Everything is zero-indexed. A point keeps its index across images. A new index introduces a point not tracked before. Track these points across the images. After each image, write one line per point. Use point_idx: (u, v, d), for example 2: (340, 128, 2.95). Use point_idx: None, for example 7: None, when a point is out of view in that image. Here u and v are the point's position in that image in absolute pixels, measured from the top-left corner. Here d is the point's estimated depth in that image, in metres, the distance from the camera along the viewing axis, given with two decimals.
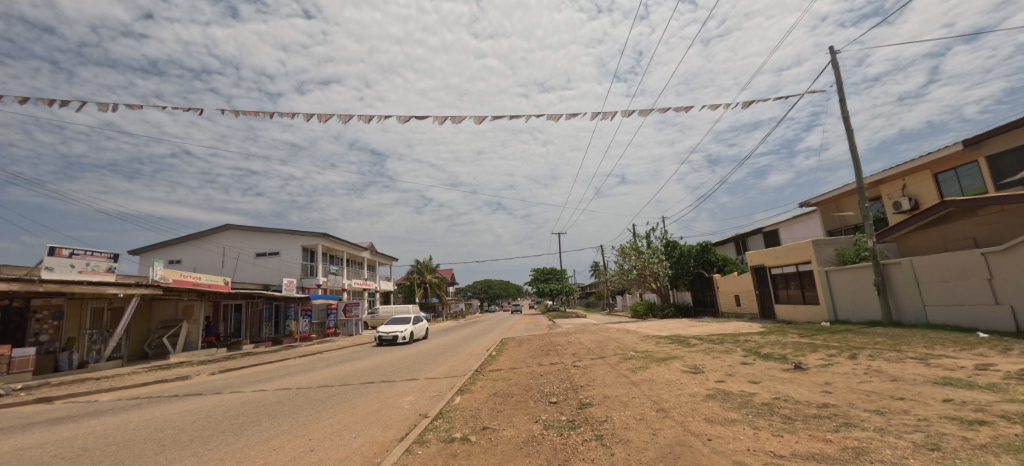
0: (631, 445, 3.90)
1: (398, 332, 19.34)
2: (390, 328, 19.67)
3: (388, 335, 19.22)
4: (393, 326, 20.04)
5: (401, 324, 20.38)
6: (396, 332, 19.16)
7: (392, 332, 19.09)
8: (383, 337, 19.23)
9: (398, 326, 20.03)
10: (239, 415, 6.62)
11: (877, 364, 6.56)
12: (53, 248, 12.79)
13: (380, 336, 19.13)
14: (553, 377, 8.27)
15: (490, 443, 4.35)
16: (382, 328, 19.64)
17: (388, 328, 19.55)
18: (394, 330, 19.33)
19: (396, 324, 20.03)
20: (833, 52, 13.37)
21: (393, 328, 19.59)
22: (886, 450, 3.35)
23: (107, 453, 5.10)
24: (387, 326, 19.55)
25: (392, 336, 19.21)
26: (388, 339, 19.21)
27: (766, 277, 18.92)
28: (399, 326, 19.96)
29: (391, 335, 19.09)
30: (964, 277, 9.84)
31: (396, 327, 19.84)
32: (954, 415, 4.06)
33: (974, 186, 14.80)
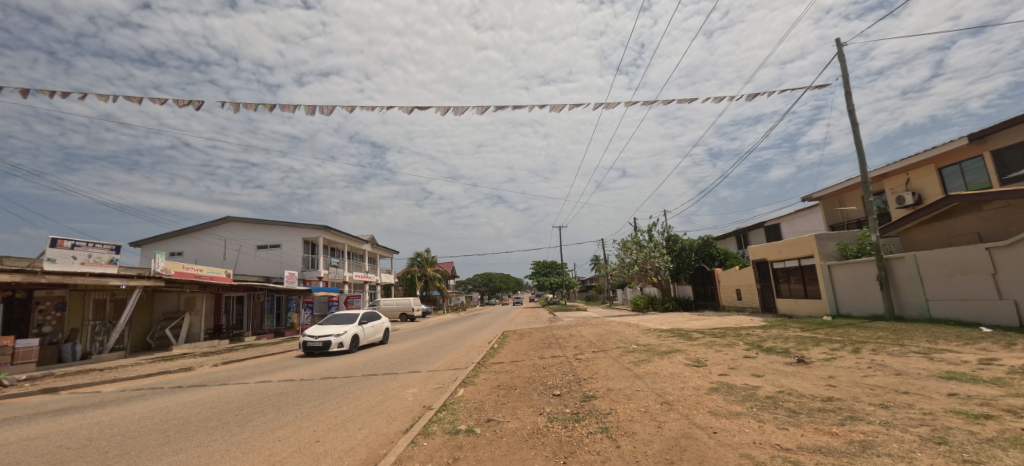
0: (637, 437, 3.90)
1: (332, 337, 13.43)
2: (323, 329, 13.78)
3: (318, 340, 13.35)
4: (327, 328, 14.09)
5: (340, 324, 14.46)
6: (328, 335, 13.40)
7: (324, 336, 13.25)
8: (310, 343, 13.34)
9: (334, 328, 13.89)
10: (244, 406, 6.66)
11: (881, 358, 6.52)
12: (55, 239, 12.78)
13: (306, 342, 13.30)
14: (556, 369, 8.28)
15: (496, 435, 4.37)
16: (312, 331, 13.73)
17: (318, 331, 13.67)
18: (327, 332, 13.48)
19: (333, 325, 14.11)
20: (841, 45, 13.11)
21: (325, 331, 13.64)
22: (893, 444, 3.35)
23: (113, 443, 5.14)
24: (319, 328, 13.81)
25: (323, 342, 13.33)
26: (316, 346, 13.33)
27: (768, 272, 18.88)
28: (335, 328, 13.97)
29: (321, 341, 13.29)
30: (968, 272, 9.83)
31: (330, 329, 13.81)
32: (962, 409, 4.05)
33: (978, 180, 14.71)
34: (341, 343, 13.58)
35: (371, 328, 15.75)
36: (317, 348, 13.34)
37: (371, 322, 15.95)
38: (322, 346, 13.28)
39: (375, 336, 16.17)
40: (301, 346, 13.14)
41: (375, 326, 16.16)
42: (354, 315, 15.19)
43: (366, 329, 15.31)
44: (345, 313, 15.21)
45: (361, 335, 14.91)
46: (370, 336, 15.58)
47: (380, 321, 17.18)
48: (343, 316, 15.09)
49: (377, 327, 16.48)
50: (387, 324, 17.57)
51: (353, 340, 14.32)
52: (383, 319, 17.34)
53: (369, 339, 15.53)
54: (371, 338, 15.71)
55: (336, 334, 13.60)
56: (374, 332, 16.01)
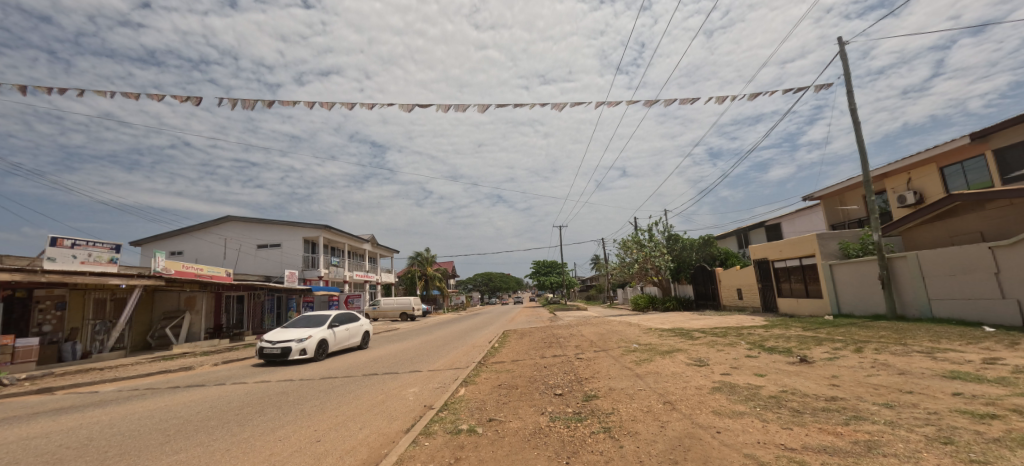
0: (640, 438, 3.87)
1: (294, 342, 11.25)
2: (284, 332, 11.65)
3: (276, 346, 11.15)
4: (290, 332, 11.94)
5: (306, 327, 12.28)
6: (289, 340, 11.23)
7: (283, 341, 11.10)
8: (267, 350, 11.17)
9: (297, 332, 11.71)
10: (244, 406, 6.63)
11: (883, 358, 6.49)
12: (54, 238, 12.73)
13: (263, 348, 11.11)
14: (557, 369, 8.26)
15: (497, 435, 4.34)
16: (271, 336, 11.53)
17: (278, 335, 11.49)
18: (288, 337, 11.31)
19: (297, 329, 11.93)
20: (842, 44, 13.04)
21: (285, 336, 11.42)
22: (898, 444, 3.32)
23: (113, 442, 5.13)
24: (280, 332, 11.65)
25: (282, 349, 11.14)
26: (275, 352, 11.14)
27: (769, 271, 18.84)
28: (298, 332, 11.81)
29: (280, 347, 11.12)
30: (970, 270, 9.80)
31: (292, 333, 11.61)
32: (967, 409, 4.03)
33: (980, 180, 14.67)
34: (304, 350, 11.37)
35: (343, 332, 13.59)
36: (276, 355, 11.18)
37: (343, 325, 13.81)
38: (281, 353, 11.10)
39: (349, 341, 14.01)
40: (256, 354, 10.97)
41: (349, 329, 13.99)
42: (324, 317, 13.15)
43: (337, 333, 13.18)
44: (315, 315, 13.23)
45: (332, 339, 12.73)
46: (343, 341, 13.47)
47: (358, 323, 15.03)
48: (312, 318, 13.08)
49: (353, 330, 14.37)
50: (367, 325, 15.43)
51: (320, 346, 12.10)
52: (362, 319, 15.23)
53: (340, 344, 13.39)
54: (343, 344, 13.54)
55: (298, 339, 11.39)
56: (347, 336, 13.85)
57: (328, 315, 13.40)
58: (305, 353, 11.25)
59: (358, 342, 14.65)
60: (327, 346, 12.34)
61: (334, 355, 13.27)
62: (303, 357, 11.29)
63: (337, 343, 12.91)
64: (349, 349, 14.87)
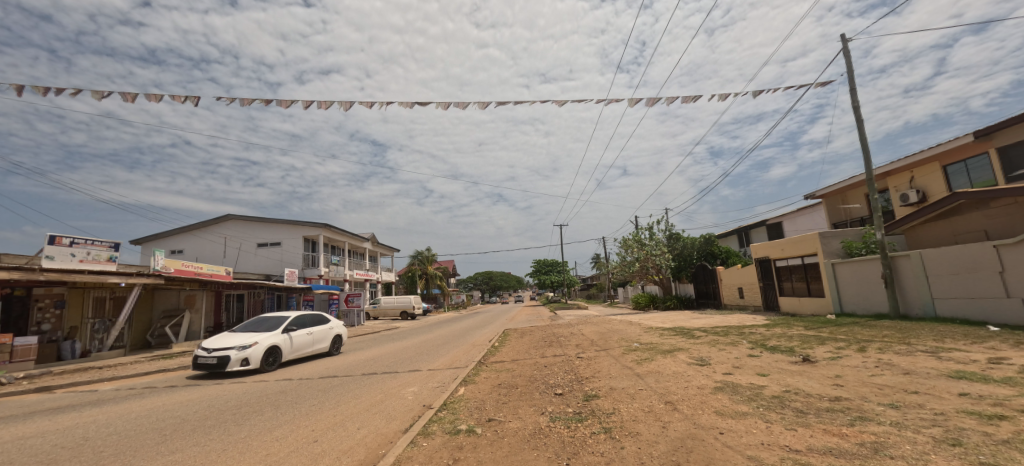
0: (641, 438, 3.81)
1: (233, 350, 9.26)
2: (226, 338, 9.74)
3: (214, 356, 9.20)
4: (237, 337, 9.97)
5: (254, 333, 10.24)
6: (228, 348, 9.26)
7: (221, 349, 9.14)
8: (205, 360, 9.26)
9: (240, 338, 9.73)
10: (241, 406, 6.57)
11: (888, 358, 6.40)
12: (53, 237, 12.65)
13: (199, 358, 9.21)
14: (557, 368, 8.19)
15: (497, 435, 4.28)
16: (212, 343, 9.61)
17: (220, 342, 9.55)
18: (228, 344, 9.35)
19: (243, 335, 9.93)
20: (845, 41, 12.95)
21: (226, 343, 9.47)
22: (906, 446, 3.25)
23: (108, 443, 5.07)
24: (223, 338, 9.71)
25: (219, 359, 9.17)
26: (214, 363, 9.24)
27: (771, 270, 18.75)
28: (244, 338, 9.81)
29: (217, 357, 9.15)
30: (975, 269, 9.70)
31: (234, 340, 9.66)
32: (974, 409, 3.96)
33: (984, 178, 14.56)
34: (247, 359, 9.36)
35: (303, 336, 11.44)
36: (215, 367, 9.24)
37: (305, 328, 11.67)
38: (218, 364, 9.15)
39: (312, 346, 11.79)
40: (192, 365, 9.10)
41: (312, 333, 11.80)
42: (281, 319, 11.09)
43: (295, 339, 11.05)
44: (272, 317, 11.20)
45: (287, 346, 10.65)
46: (305, 347, 11.33)
47: (326, 324, 12.81)
48: (267, 321, 11.04)
49: (319, 334, 12.20)
50: (338, 327, 13.17)
51: (271, 354, 10.07)
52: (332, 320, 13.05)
53: (301, 351, 11.25)
54: (304, 351, 11.37)
55: (239, 346, 9.42)
56: (310, 342, 11.71)
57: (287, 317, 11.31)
58: (247, 363, 9.26)
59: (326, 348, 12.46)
60: (280, 354, 10.27)
61: (293, 364, 11.13)
62: (245, 368, 9.30)
63: (294, 350, 10.82)
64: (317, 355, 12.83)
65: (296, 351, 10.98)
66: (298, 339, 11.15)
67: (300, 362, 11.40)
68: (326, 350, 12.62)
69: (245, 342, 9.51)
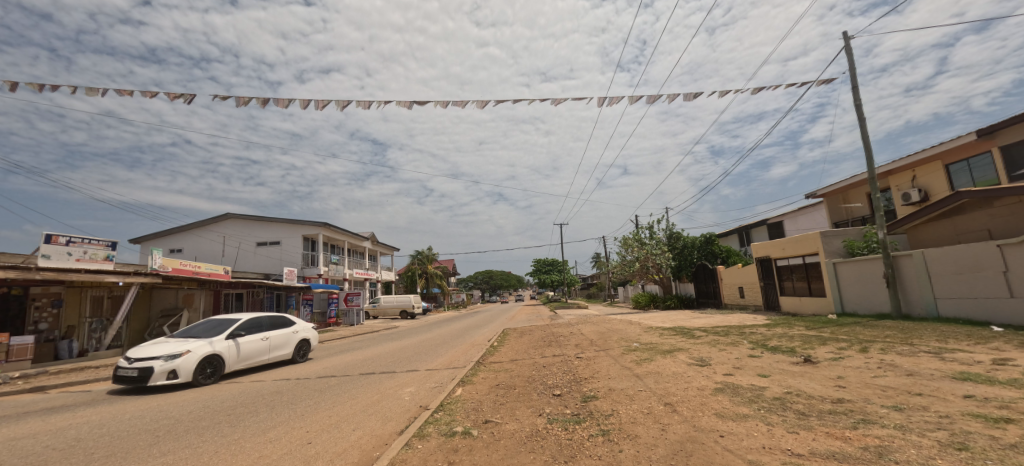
0: (640, 441, 3.73)
1: (159, 361, 7.57)
2: (155, 344, 8.09)
3: (135, 368, 7.50)
4: (168, 344, 8.25)
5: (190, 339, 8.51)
6: (152, 358, 7.56)
7: (144, 358, 7.47)
8: (125, 373, 7.59)
9: (171, 345, 8.06)
10: (237, 406, 6.50)
11: (891, 358, 6.33)
12: (49, 236, 12.58)
13: (118, 371, 7.53)
14: (556, 369, 8.11)
15: (492, 438, 4.20)
16: (137, 352, 7.90)
17: (145, 350, 7.85)
18: (153, 353, 7.66)
19: (175, 343, 8.21)
20: (847, 39, 12.83)
21: (151, 350, 7.80)
22: (910, 450, 3.17)
23: (100, 444, 5.00)
24: (150, 347, 8.00)
25: (141, 371, 7.48)
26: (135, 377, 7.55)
27: (772, 269, 18.65)
28: (176, 345, 8.12)
29: (138, 369, 7.47)
30: (979, 269, 9.59)
31: (164, 347, 7.98)
32: (979, 412, 3.88)
33: (987, 177, 14.47)
34: (176, 371, 7.66)
35: (256, 342, 9.71)
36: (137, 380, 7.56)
37: (259, 333, 9.93)
38: (139, 377, 7.47)
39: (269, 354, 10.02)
40: (109, 378, 7.45)
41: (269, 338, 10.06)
42: (230, 321, 9.45)
43: (245, 346, 9.32)
44: (222, 319, 9.59)
45: (232, 354, 8.94)
46: (257, 355, 9.59)
47: (289, 328, 11.04)
48: (214, 324, 9.40)
49: (278, 340, 10.45)
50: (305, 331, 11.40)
51: (210, 364, 8.36)
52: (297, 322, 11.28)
53: (253, 360, 9.53)
54: (257, 360, 9.63)
55: (167, 355, 7.72)
56: (265, 349, 9.96)
57: (238, 319, 9.64)
58: (175, 377, 7.57)
59: (288, 355, 10.69)
60: (221, 364, 8.55)
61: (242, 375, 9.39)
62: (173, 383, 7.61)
63: (241, 359, 9.10)
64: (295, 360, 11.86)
65: (244, 360, 9.24)
66: (248, 346, 9.42)
67: (296, 363, 11.30)
68: (289, 357, 10.88)
69: (175, 350, 7.82)
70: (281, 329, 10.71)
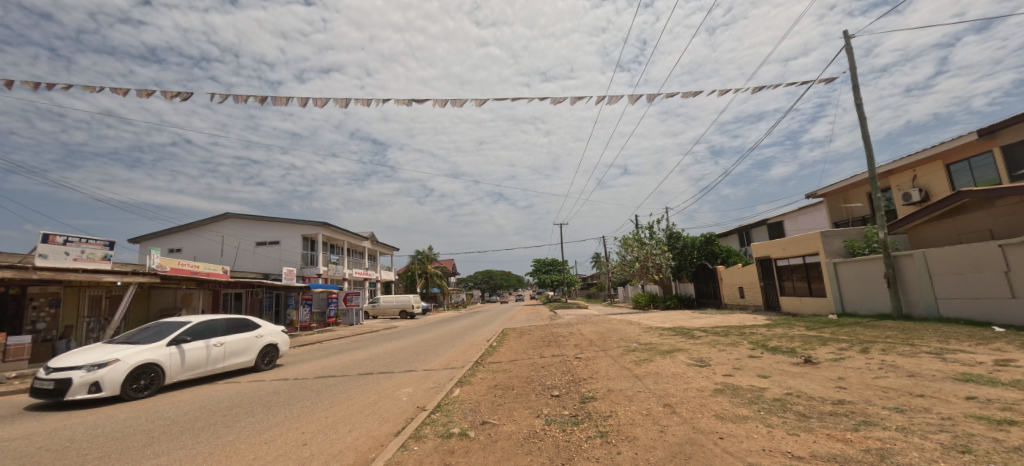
0: (638, 443, 3.69)
1: (79, 372, 6.51)
2: (82, 352, 7.04)
3: (50, 381, 6.44)
4: (96, 353, 7.17)
5: (124, 346, 7.45)
6: (71, 369, 6.51)
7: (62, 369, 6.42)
8: (42, 386, 6.52)
9: (99, 353, 7.03)
10: (233, 406, 6.47)
11: (892, 359, 6.29)
12: (46, 235, 12.54)
13: (35, 383, 6.49)
14: (555, 369, 8.07)
15: (490, 439, 4.16)
16: (58, 362, 6.84)
17: (67, 360, 6.80)
18: (74, 363, 6.61)
19: (103, 351, 7.14)
20: (848, 38, 12.78)
21: (74, 359, 6.77)
22: (913, 452, 3.12)
23: (94, 445, 4.96)
24: (74, 356, 6.94)
25: (58, 384, 6.41)
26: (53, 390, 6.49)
27: (772, 269, 18.60)
28: (105, 353, 7.05)
29: (54, 381, 6.42)
30: (980, 269, 9.54)
31: (90, 356, 6.92)
32: (983, 414, 3.83)
33: (988, 177, 14.42)
34: (101, 384, 6.61)
35: (208, 348, 8.67)
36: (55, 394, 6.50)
37: (212, 338, 8.88)
38: (56, 391, 6.40)
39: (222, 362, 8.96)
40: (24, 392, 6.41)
41: (224, 344, 8.99)
42: (179, 325, 8.43)
43: (189, 353, 8.26)
44: (170, 323, 8.57)
45: (175, 363, 7.89)
46: (207, 364, 8.53)
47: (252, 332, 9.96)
48: (160, 328, 8.37)
49: (236, 345, 9.38)
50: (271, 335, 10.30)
51: (146, 375, 7.31)
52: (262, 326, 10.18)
53: (201, 369, 8.48)
54: (206, 369, 8.58)
55: (91, 365, 6.66)
56: (218, 356, 8.89)
57: (189, 323, 8.63)
58: (97, 390, 6.51)
59: (249, 362, 9.63)
60: (160, 375, 7.50)
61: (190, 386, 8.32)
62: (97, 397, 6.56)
63: (186, 368, 8.06)
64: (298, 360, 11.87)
65: (190, 368, 8.20)
66: (195, 353, 8.35)
67: (294, 363, 11.22)
68: (251, 364, 9.81)
69: (101, 359, 6.80)
70: (241, 333, 9.62)
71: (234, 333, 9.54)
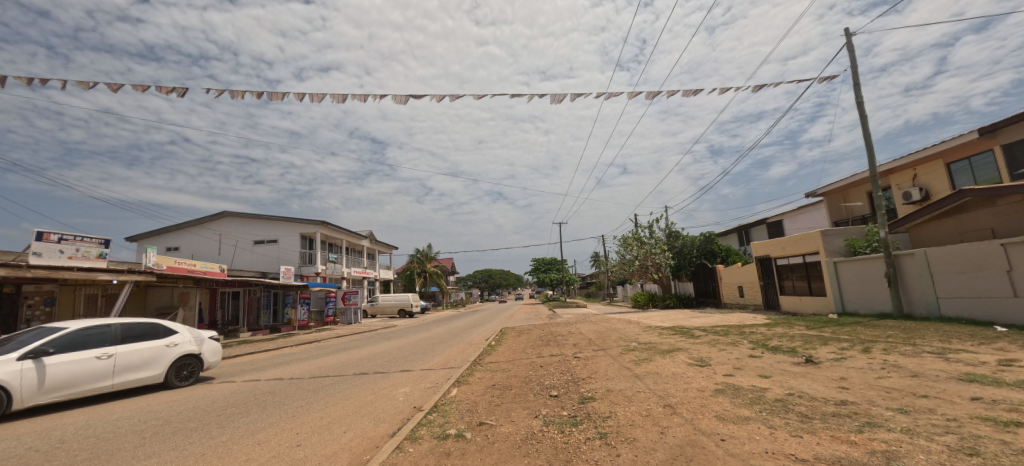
0: (638, 445, 3.61)
1: None
2: None
3: None
4: None
5: None
6: None
7: None
8: None
9: None
10: (228, 406, 6.38)
11: (894, 359, 6.22)
12: (40, 233, 12.42)
13: None
14: (553, 369, 7.98)
15: (486, 441, 4.08)
16: None
17: None
18: None
19: None
20: (849, 36, 12.71)
21: None
22: (920, 455, 3.05)
23: (84, 446, 4.87)
24: None
25: None
26: None
27: (772, 268, 18.53)
28: None
29: None
30: (982, 268, 9.48)
31: None
32: (988, 415, 3.76)
33: (989, 176, 14.36)
34: None
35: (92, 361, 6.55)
36: None
37: (96, 348, 6.72)
38: None
39: (113, 378, 6.82)
40: None
41: (114, 356, 6.82)
42: (54, 330, 6.45)
43: (60, 369, 6.17)
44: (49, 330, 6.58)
45: (31, 384, 5.82)
46: (83, 383, 6.38)
47: (163, 339, 7.77)
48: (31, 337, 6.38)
49: (140, 356, 7.24)
50: (190, 343, 8.08)
51: None
52: (178, 332, 7.98)
53: (78, 389, 6.35)
54: (85, 389, 6.43)
55: None
56: (110, 371, 6.76)
57: (65, 329, 6.52)
58: None
59: (156, 377, 7.46)
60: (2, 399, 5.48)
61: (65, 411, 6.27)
62: None
63: (50, 389, 5.98)
64: (292, 360, 11.63)
65: (55, 390, 6.06)
66: (70, 368, 6.25)
67: (290, 363, 11.08)
68: (165, 379, 7.64)
69: None
70: (147, 341, 7.45)
71: (140, 339, 7.40)
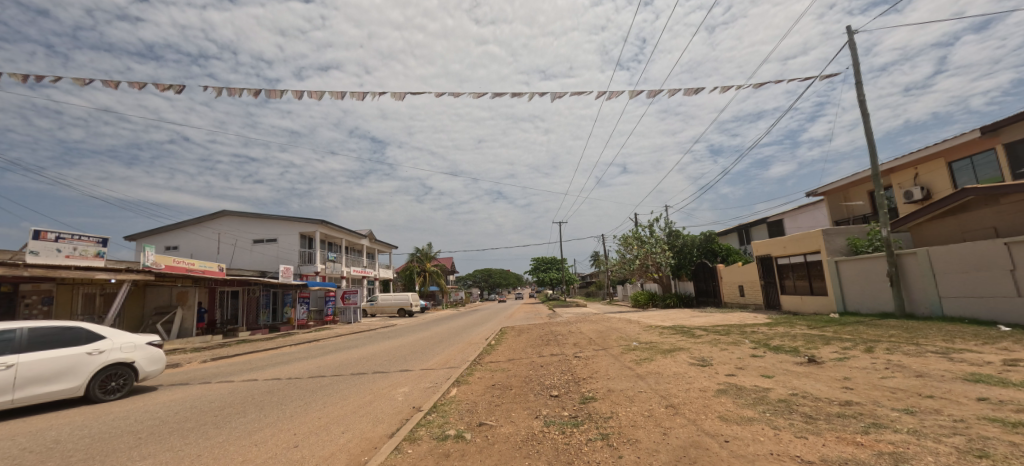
0: (641, 446, 3.55)
1: None
2: None
3: None
4: None
5: None
6: None
7: None
8: None
9: None
10: (225, 406, 6.32)
11: (898, 358, 6.16)
12: (38, 231, 12.36)
13: None
14: (554, 369, 7.91)
15: (487, 442, 4.01)
16: None
17: None
18: None
19: None
20: (851, 33, 12.64)
21: None
22: (929, 457, 2.99)
23: (79, 447, 4.80)
24: None
25: None
26: None
27: (773, 268, 18.47)
28: None
29: None
30: (984, 267, 9.45)
31: None
32: (995, 416, 3.71)
33: (991, 175, 14.31)
34: None
35: None
36: None
37: None
38: None
39: (14, 392, 5.73)
40: None
41: (15, 365, 5.75)
42: None
43: None
44: None
45: None
46: None
47: (85, 346, 6.66)
48: None
49: (53, 366, 6.14)
50: (120, 350, 6.96)
51: None
52: (105, 337, 6.88)
53: None
54: None
55: None
56: (9, 384, 5.67)
57: None
58: None
59: (75, 390, 6.35)
60: None
61: None
62: None
63: None
64: (291, 360, 11.56)
65: None
66: None
67: (288, 363, 10.99)
68: (87, 393, 6.52)
69: None
70: (62, 348, 6.36)
71: (54, 346, 6.33)
